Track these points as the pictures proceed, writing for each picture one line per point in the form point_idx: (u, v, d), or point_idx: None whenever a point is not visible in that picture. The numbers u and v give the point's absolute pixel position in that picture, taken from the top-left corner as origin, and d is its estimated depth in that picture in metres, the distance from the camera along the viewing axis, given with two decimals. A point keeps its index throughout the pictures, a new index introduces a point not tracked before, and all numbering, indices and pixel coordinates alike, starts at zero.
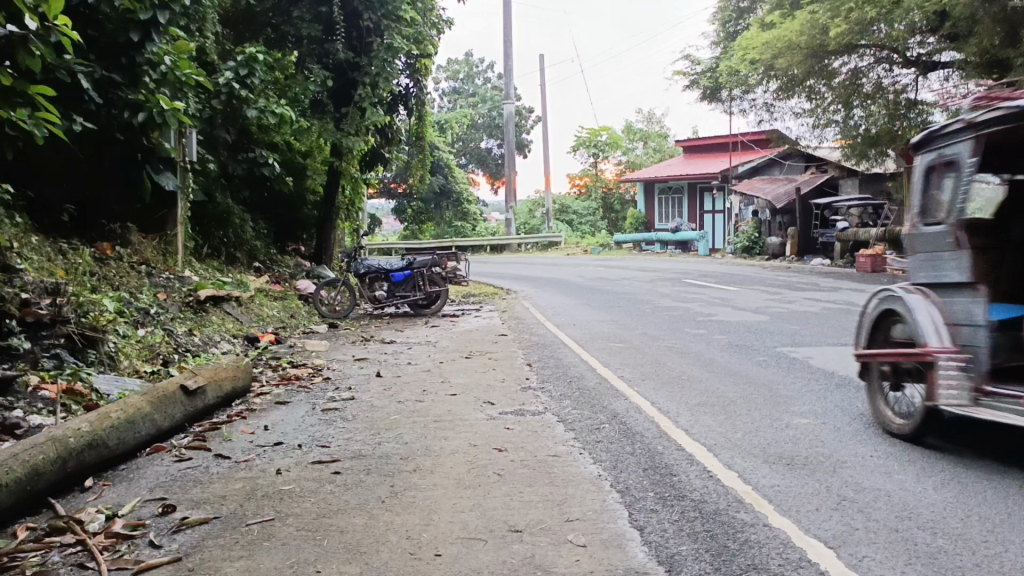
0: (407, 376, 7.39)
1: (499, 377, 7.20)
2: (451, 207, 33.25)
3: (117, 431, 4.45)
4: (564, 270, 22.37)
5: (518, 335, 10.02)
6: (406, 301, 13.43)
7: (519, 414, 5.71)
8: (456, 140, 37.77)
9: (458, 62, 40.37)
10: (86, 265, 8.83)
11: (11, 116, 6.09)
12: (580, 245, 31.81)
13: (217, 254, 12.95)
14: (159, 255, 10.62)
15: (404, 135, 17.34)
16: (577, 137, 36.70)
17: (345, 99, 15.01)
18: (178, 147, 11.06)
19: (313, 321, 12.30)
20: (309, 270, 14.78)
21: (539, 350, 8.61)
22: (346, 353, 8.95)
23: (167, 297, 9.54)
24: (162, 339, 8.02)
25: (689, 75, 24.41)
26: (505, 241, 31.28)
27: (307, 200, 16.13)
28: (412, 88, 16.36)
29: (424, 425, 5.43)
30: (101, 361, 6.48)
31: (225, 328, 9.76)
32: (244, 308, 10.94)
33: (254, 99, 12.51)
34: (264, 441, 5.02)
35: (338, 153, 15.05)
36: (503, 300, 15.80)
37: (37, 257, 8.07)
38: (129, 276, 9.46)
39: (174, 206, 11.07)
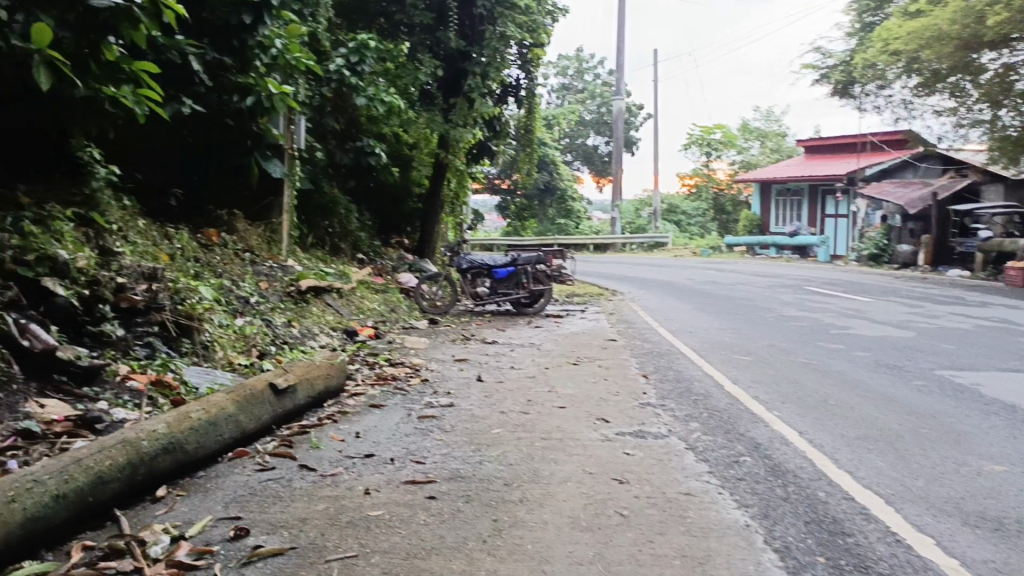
0: (511, 382, 6.80)
1: (612, 390, 6.50)
2: (555, 203, 32.66)
3: (197, 435, 4.03)
4: (674, 273, 21.31)
5: (629, 341, 9.28)
6: (508, 299, 12.89)
7: (638, 436, 5.02)
8: (563, 136, 37.09)
9: (569, 57, 39.73)
10: (189, 251, 8.69)
11: (111, 92, 5.90)
12: (688, 247, 30.58)
13: (322, 244, 12.78)
14: (264, 243, 10.49)
15: (513, 129, 16.83)
16: (691, 135, 35.63)
17: (455, 89, 14.61)
18: (286, 134, 10.89)
19: (414, 316, 11.91)
20: (411, 263, 14.46)
21: (655, 360, 7.86)
22: (446, 353, 8.44)
23: (268, 286, 9.32)
24: (260, 330, 7.71)
25: (818, 69, 22.85)
26: (610, 240, 30.39)
27: (412, 192, 15.83)
28: (523, 79, 15.84)
29: (531, 443, 4.81)
30: (196, 352, 6.17)
31: (325, 320, 9.46)
32: (345, 300, 10.66)
33: (363, 86, 12.29)
34: (353, 451, 4.51)
35: (445, 145, 14.68)
36: (610, 302, 15.04)
37: (142, 241, 7.92)
38: (232, 263, 9.28)
39: (280, 194, 10.88)
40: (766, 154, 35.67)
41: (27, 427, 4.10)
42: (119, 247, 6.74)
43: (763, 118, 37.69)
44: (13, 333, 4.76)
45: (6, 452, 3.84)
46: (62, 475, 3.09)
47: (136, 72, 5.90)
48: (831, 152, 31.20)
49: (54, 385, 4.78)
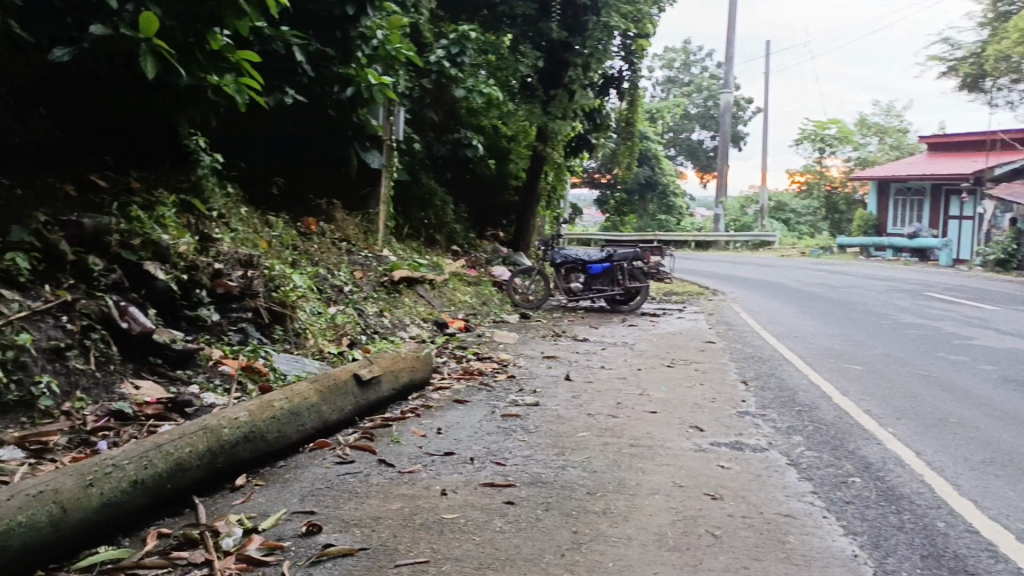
0: (600, 382, 6.58)
1: (706, 396, 6.18)
2: (656, 199, 31.99)
3: (279, 424, 4.01)
4: (780, 273, 20.46)
5: (728, 345, 8.87)
6: (602, 295, 12.57)
7: (733, 449, 4.74)
8: (666, 130, 36.29)
9: (675, 50, 38.82)
10: (287, 239, 8.87)
11: (212, 80, 6.01)
12: (794, 247, 29.38)
13: (418, 235, 12.86)
14: (360, 233, 10.63)
15: (614, 122, 16.50)
16: (803, 130, 34.20)
17: (555, 81, 14.41)
18: (386, 125, 10.99)
19: (505, 310, 11.82)
20: (505, 257, 14.39)
21: (755, 365, 7.47)
22: (535, 349, 8.28)
23: (362, 276, 9.42)
24: (351, 319, 7.77)
25: (946, 61, 21.40)
26: (711, 237, 29.54)
27: (509, 185, 15.73)
28: (627, 71, 15.49)
29: (617, 449, 4.58)
30: (287, 339, 6.23)
31: (417, 311, 9.48)
32: (437, 291, 10.68)
33: (462, 78, 12.29)
34: (434, 448, 4.40)
35: (544, 138, 14.53)
36: (710, 302, 14.53)
37: (243, 228, 8.10)
38: (329, 252, 9.43)
39: (378, 183, 11.02)
40: (884, 151, 33.80)
41: (120, 409, 4.18)
42: (218, 234, 6.91)
43: (882, 113, 35.72)
44: (113, 315, 4.89)
45: (97, 432, 3.92)
46: (142, 461, 3.09)
47: (238, 62, 6.00)
48: (956, 150, 29.23)
49: (149, 368, 4.89)
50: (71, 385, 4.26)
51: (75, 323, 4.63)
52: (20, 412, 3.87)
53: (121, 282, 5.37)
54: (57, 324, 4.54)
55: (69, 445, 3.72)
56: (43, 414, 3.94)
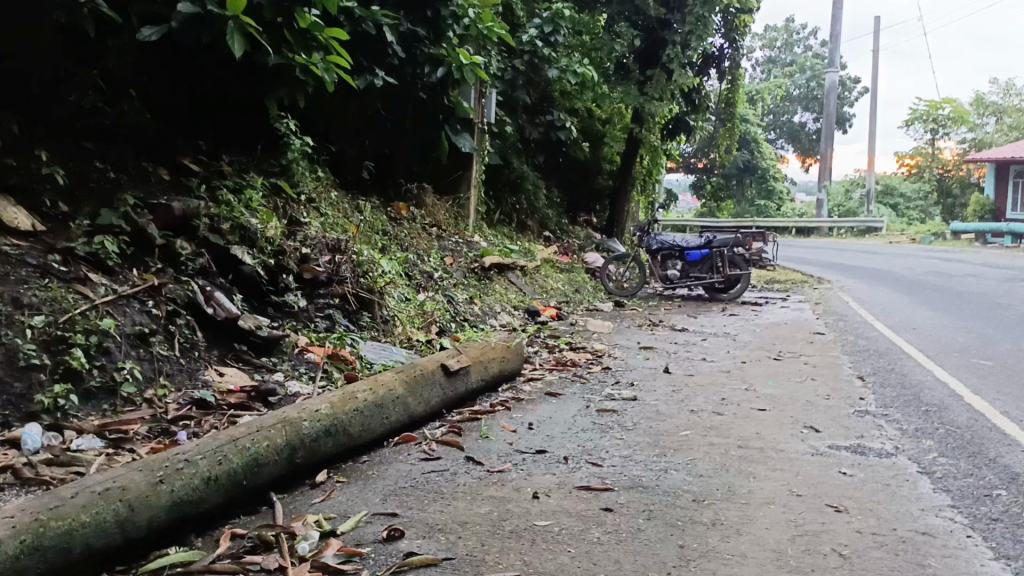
0: (703, 376, 6.13)
1: (820, 393, 5.62)
2: (754, 183, 30.77)
3: (362, 417, 3.80)
4: (888, 261, 19.24)
5: (839, 337, 8.22)
6: (700, 283, 12.05)
7: (855, 452, 4.22)
8: (766, 112, 34.86)
9: (776, 29, 37.27)
10: (378, 224, 8.77)
11: (301, 58, 5.86)
12: (904, 233, 27.68)
13: (510, 221, 12.59)
14: (451, 219, 10.46)
15: (713, 103, 15.80)
16: (913, 111, 32.19)
17: (652, 61, 13.86)
18: (477, 107, 10.77)
19: (599, 298, 11.43)
20: (599, 243, 13.98)
21: (873, 359, 6.85)
22: (631, 339, 7.87)
23: (453, 262, 9.23)
24: (441, 307, 7.57)
25: None
26: (813, 223, 28.18)
27: (603, 169, 15.27)
28: (728, 49, 14.77)
29: (726, 450, 4.16)
30: (375, 325, 6.06)
31: (508, 299, 9.22)
32: (529, 279, 10.41)
33: (556, 58, 11.97)
34: (524, 445, 4.10)
35: (640, 120, 14.03)
36: (815, 291, 13.70)
37: (333, 213, 8.02)
38: (420, 238, 9.28)
39: (469, 168, 10.83)
40: (1005, 131, 31.45)
41: (202, 397, 4.10)
42: (305, 219, 6.84)
43: (1003, 91, 33.26)
44: (198, 300, 4.84)
45: (177, 421, 3.84)
46: (216, 455, 2.91)
47: (327, 39, 5.84)
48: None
49: (234, 354, 4.80)
50: (154, 371, 4.21)
51: (160, 309, 4.60)
52: (103, 398, 3.84)
53: (209, 267, 5.33)
54: (142, 309, 4.53)
55: (148, 435, 3.64)
56: (124, 401, 3.90)
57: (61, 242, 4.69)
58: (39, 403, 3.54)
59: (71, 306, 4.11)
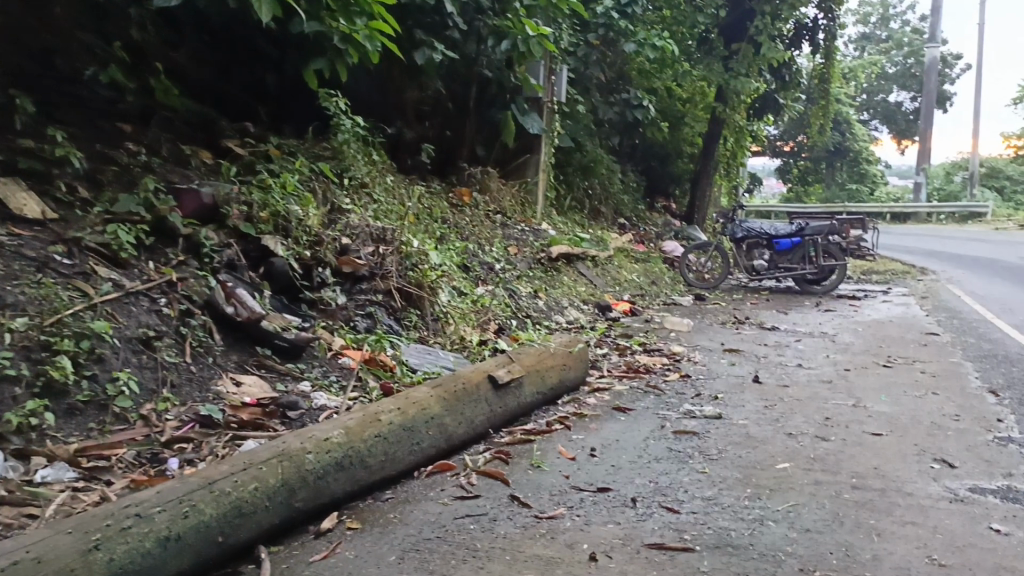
0: (800, 385, 5.29)
1: (943, 411, 4.57)
2: (845, 167, 28.95)
3: (386, 445, 3.16)
4: (996, 250, 17.55)
5: (957, 339, 7.13)
6: (790, 274, 11.04)
7: (1005, 500, 3.21)
8: (859, 92, 32.77)
9: (870, 3, 35.01)
10: (434, 211, 8.20)
11: (340, 27, 5.19)
12: (1013, 218, 25.49)
13: (582, 208, 11.82)
14: (518, 205, 9.79)
15: (805, 78, 14.56)
16: (1023, 87, 29.63)
17: (738, 34, 12.82)
18: (546, 85, 10.03)
19: (677, 290, 10.57)
20: (679, 230, 13.08)
21: (1004, 365, 5.82)
22: (714, 340, 7.02)
23: (518, 252, 8.61)
24: (501, 302, 6.93)
25: None
26: (910, 209, 26.28)
27: (682, 152, 14.28)
28: (823, 20, 13.53)
29: (836, 492, 3.27)
30: (421, 324, 5.45)
31: (576, 292, 8.51)
32: (600, 270, 9.66)
33: (633, 31, 11.01)
34: (583, 480, 3.36)
35: (724, 98, 13.01)
36: (919, 283, 12.42)
37: (387, 200, 7.45)
38: (482, 226, 8.69)
39: (537, 151, 10.15)
40: None
41: (207, 414, 3.54)
42: (349, 203, 6.29)
43: None
44: (217, 299, 4.31)
45: (173, 444, 3.32)
46: (180, 507, 2.35)
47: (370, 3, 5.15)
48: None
49: (255, 360, 4.23)
50: (158, 382, 3.65)
51: (172, 307, 4.09)
52: (91, 415, 3.32)
53: (236, 259, 4.77)
54: (151, 307, 4.02)
55: (135, 462, 3.15)
56: (115, 419, 3.36)
57: (71, 231, 4.20)
58: (9, 423, 3.04)
59: (63, 306, 3.61)
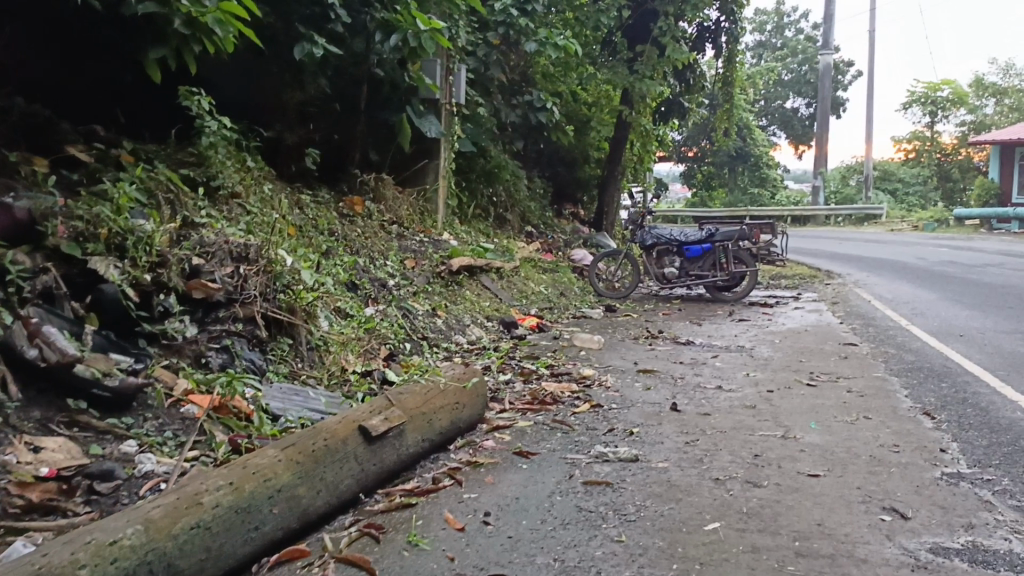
0: (720, 411, 4.78)
1: (881, 440, 4.11)
2: (747, 171, 29.44)
3: (210, 538, 2.42)
4: (896, 250, 17.86)
5: (876, 349, 6.80)
6: (701, 282, 10.68)
7: (975, 565, 2.67)
8: (759, 98, 33.44)
9: (767, 12, 35.85)
10: (321, 223, 7.43)
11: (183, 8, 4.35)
12: (906, 219, 26.28)
13: (486, 216, 11.22)
14: (416, 215, 9.06)
15: (709, 82, 14.33)
16: (912, 93, 30.79)
17: (642, 36, 12.49)
18: (444, 86, 9.32)
19: (587, 301, 10.06)
20: (588, 238, 12.64)
21: (933, 380, 5.46)
22: (626, 358, 6.49)
23: (415, 265, 7.91)
24: (392, 325, 6.20)
25: None
26: (811, 212, 26.85)
27: (589, 157, 13.87)
28: (725, 22, 13.32)
29: (780, 561, 2.70)
30: (288, 358, 4.67)
31: (478, 308, 7.87)
32: (505, 282, 9.05)
33: (534, 30, 10.38)
34: (472, 564, 2.67)
35: (629, 102, 12.63)
36: (827, 287, 12.32)
37: (262, 211, 6.64)
38: (375, 238, 7.94)
39: (436, 155, 9.43)
40: (1003, 113, 29.95)
41: None
42: (210, 216, 5.44)
43: (1000, 72, 31.18)
44: (16, 340, 3.43)
45: None
46: None
47: None
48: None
49: (66, 416, 3.40)
50: None
51: None
52: None
53: (54, 288, 3.89)
54: None
55: None
56: None
57: None
58: None
59: None
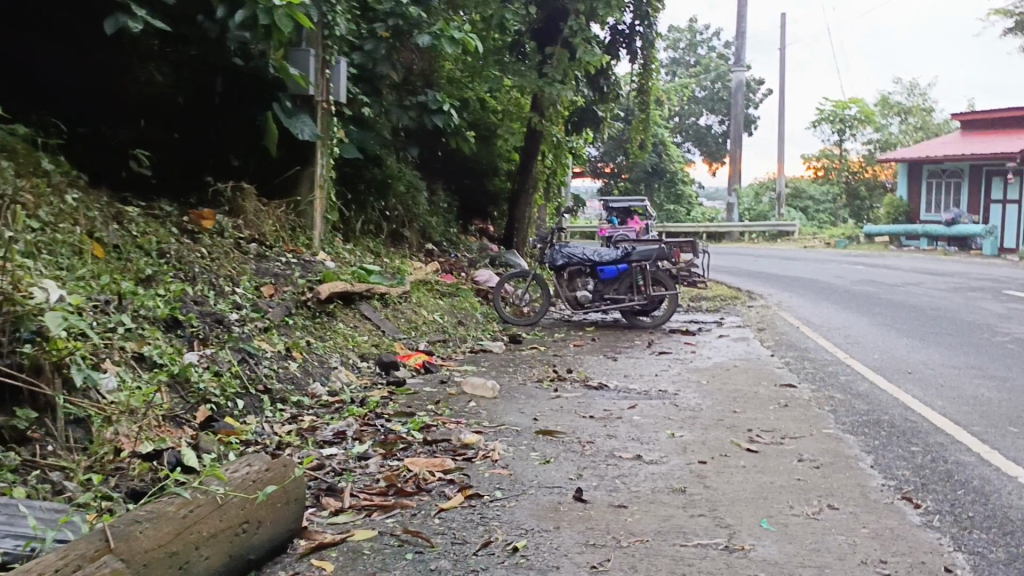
0: (643, 498, 3.56)
1: (863, 550, 2.96)
2: (663, 187, 28.91)
3: None
4: (814, 267, 17.35)
5: (822, 394, 5.74)
6: (617, 306, 9.56)
7: None
8: (672, 114, 33.10)
9: (679, 29, 35.66)
10: (145, 242, 5.93)
11: None
12: (820, 236, 26.09)
13: (378, 232, 9.83)
14: (286, 232, 7.59)
15: (625, 91, 13.31)
16: (821, 111, 30.92)
17: (552, 37, 11.37)
18: (319, 82, 7.77)
19: (489, 329, 8.78)
20: (495, 256, 11.41)
21: (901, 442, 4.39)
22: (525, 412, 5.21)
23: (274, 293, 6.47)
24: (220, 376, 4.76)
25: (1009, 16, 18.15)
26: (725, 229, 26.46)
27: (498, 168, 12.69)
28: (640, 26, 12.31)
29: None
30: (7, 443, 3.25)
31: (351, 344, 6.49)
32: (391, 310, 7.68)
33: (428, 22, 9.04)
34: None
35: (539, 108, 11.47)
36: (751, 310, 11.43)
37: (53, 229, 5.15)
38: (223, 258, 6.45)
39: (311, 162, 7.90)
40: (909, 131, 30.45)
41: None
42: None
43: (905, 91, 31.81)
44: None
45: None
46: None
47: None
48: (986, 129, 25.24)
49: None
50: None
51: None
52: None
53: None
54: None
55: None
56: None
57: None
58: None
59: None
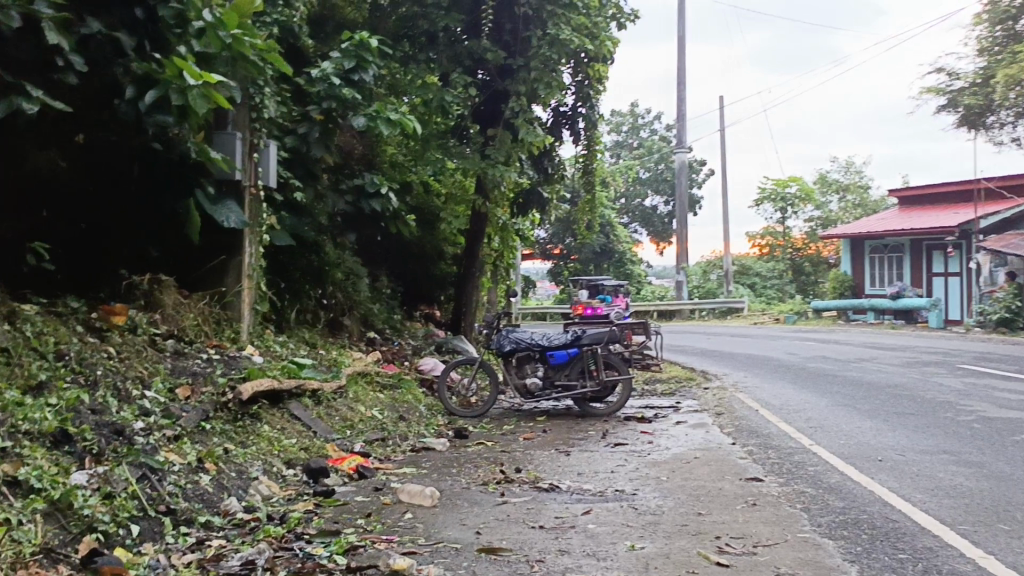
0: None
1: None
2: (612, 267, 28.91)
3: None
4: (767, 344, 17.20)
5: (791, 489, 5.29)
6: (569, 393, 9.06)
7: None
8: (619, 195, 33.49)
9: (622, 113, 36.48)
10: (40, 343, 5.31)
11: None
12: (769, 312, 26.21)
13: (315, 322, 9.28)
14: (210, 325, 7.03)
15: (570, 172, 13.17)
16: (763, 190, 31.60)
17: (495, 120, 11.22)
18: (246, 166, 7.37)
19: (433, 423, 8.20)
20: (441, 343, 10.91)
21: (885, 548, 3.94)
22: (469, 525, 4.65)
23: (190, 395, 5.84)
24: (112, 499, 4.12)
25: (940, 95, 18.82)
26: (675, 307, 26.42)
27: (443, 253, 12.33)
28: (582, 108, 12.23)
29: None
30: None
31: (277, 449, 5.87)
32: (324, 408, 7.08)
33: (364, 104, 8.75)
34: None
35: (483, 190, 11.21)
36: (707, 392, 11.05)
37: None
38: (134, 358, 5.85)
39: (238, 250, 7.42)
40: (848, 208, 31.28)
41: None
42: None
43: (842, 169, 32.83)
44: None
45: None
46: None
47: None
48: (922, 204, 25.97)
49: None
50: None
51: None
52: None
53: None
54: None
55: None
56: None
57: None
58: None
59: None
